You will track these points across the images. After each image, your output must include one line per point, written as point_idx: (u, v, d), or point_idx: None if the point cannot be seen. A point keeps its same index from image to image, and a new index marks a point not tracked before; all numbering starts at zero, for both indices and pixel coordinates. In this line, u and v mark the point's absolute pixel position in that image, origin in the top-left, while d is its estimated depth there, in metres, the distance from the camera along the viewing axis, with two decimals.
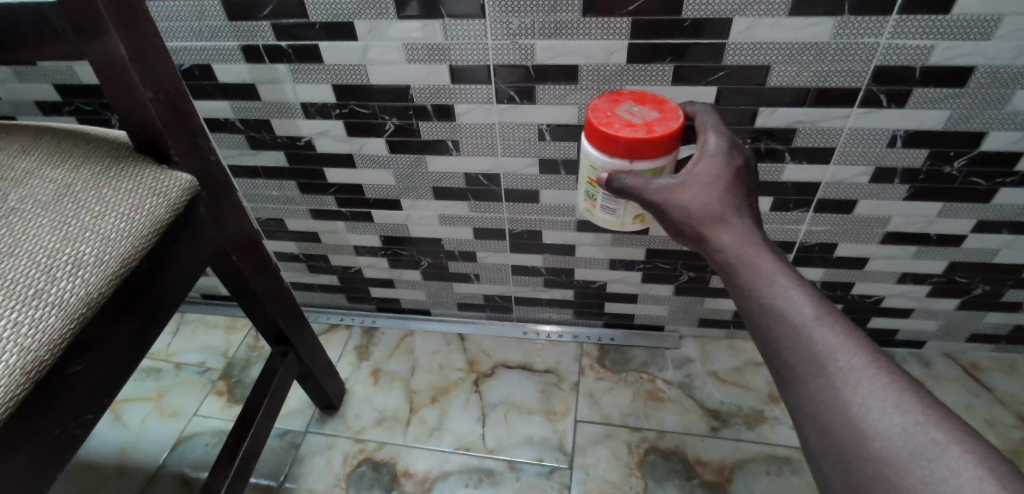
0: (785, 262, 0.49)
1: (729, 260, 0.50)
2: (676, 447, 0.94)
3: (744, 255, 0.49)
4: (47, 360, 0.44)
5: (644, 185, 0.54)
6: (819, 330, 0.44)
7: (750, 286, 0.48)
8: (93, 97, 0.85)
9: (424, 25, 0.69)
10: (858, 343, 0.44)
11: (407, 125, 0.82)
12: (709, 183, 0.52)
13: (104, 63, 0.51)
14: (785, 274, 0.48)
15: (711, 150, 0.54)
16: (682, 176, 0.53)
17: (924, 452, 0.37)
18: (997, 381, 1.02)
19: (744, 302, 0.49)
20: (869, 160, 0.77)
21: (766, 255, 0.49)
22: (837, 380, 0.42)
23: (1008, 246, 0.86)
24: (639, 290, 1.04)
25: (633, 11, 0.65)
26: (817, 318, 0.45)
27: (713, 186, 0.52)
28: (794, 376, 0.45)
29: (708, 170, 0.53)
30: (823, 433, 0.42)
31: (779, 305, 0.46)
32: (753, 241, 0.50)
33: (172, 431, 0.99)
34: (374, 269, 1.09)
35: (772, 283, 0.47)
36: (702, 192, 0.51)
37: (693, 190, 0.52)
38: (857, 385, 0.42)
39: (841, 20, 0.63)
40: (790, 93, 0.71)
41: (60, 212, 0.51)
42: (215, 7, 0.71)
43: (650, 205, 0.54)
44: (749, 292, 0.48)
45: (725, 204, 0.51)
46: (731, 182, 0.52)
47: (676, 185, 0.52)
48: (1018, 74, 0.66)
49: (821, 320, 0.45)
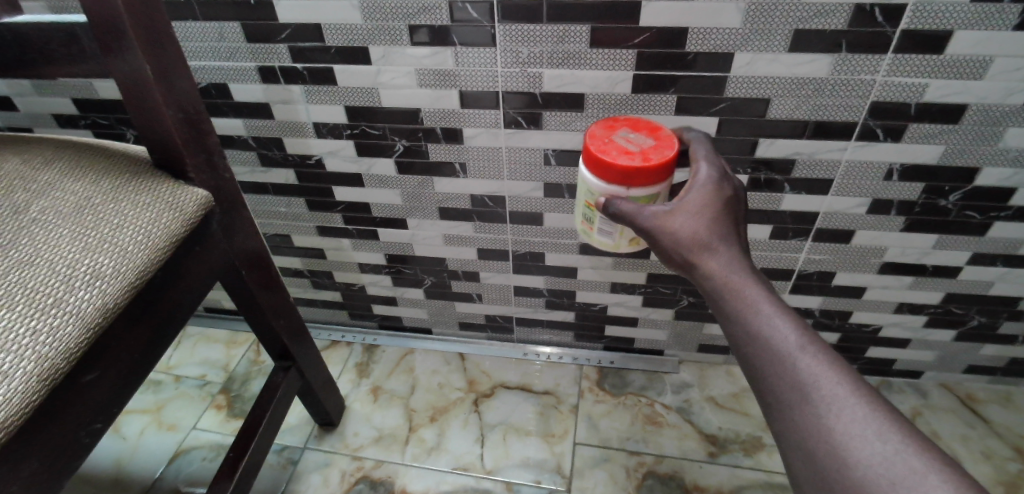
0: (770, 290, 0.49)
1: (717, 288, 0.50)
2: (674, 472, 0.94)
3: (730, 282, 0.50)
4: (62, 368, 0.46)
5: (635, 211, 0.54)
6: (802, 358, 0.45)
7: (735, 313, 0.49)
8: (110, 112, 0.87)
9: (435, 52, 0.72)
10: (840, 370, 0.44)
11: (415, 146, 0.84)
12: (699, 212, 0.52)
13: (128, 81, 0.53)
14: (770, 302, 0.48)
15: (700, 180, 0.54)
16: (672, 204, 0.53)
17: (903, 480, 0.38)
18: (993, 412, 1.02)
19: (729, 329, 0.49)
20: (866, 192, 0.79)
21: (751, 283, 0.49)
22: (821, 408, 0.43)
23: (1002, 279, 0.88)
24: (639, 314, 1.05)
25: (639, 44, 0.68)
26: (800, 347, 0.45)
27: (703, 215, 0.52)
28: (779, 403, 0.45)
29: (699, 199, 0.53)
30: (807, 459, 0.43)
31: (763, 331, 0.47)
32: (740, 270, 0.50)
33: (170, 445, 0.99)
34: (377, 286, 1.10)
35: (757, 311, 0.48)
36: (691, 220, 0.52)
37: (682, 218, 0.52)
38: (839, 412, 0.42)
39: (838, 57, 0.66)
40: (789, 125, 0.73)
41: (79, 223, 0.52)
42: (235, 29, 0.73)
43: (641, 230, 0.54)
44: (737, 320, 0.48)
45: (714, 232, 0.51)
46: (721, 212, 0.52)
47: (668, 212, 0.53)
48: (1009, 113, 0.68)
49: (804, 350, 0.45)
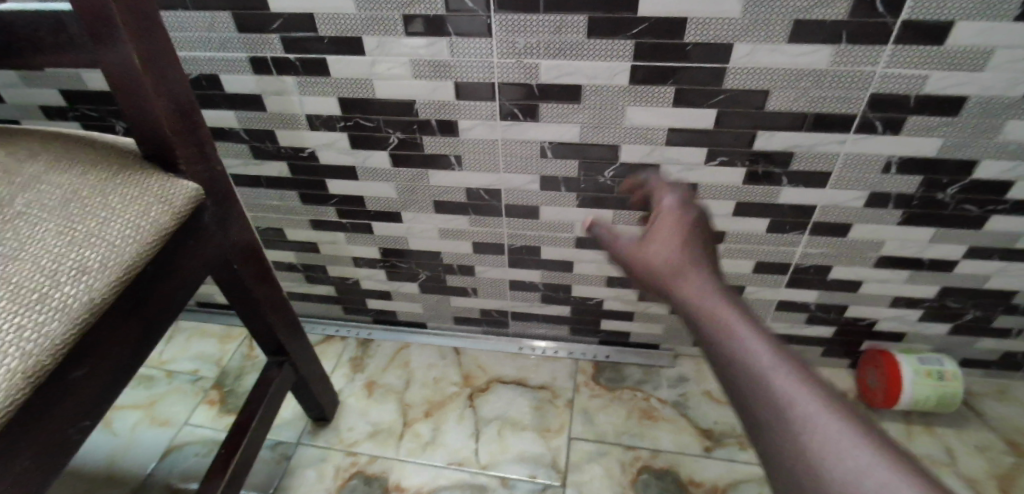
0: (753, 318, 0.40)
1: (695, 318, 0.41)
2: (671, 467, 0.94)
3: (704, 303, 0.41)
4: (48, 365, 0.45)
5: (608, 239, 0.49)
6: (792, 392, 0.36)
7: (716, 344, 0.39)
8: (98, 104, 0.86)
9: (430, 42, 0.71)
10: (834, 405, 0.35)
11: (410, 138, 0.82)
12: (671, 236, 0.46)
13: (117, 71, 0.51)
14: (745, 320, 0.40)
15: (665, 205, 0.49)
16: (644, 232, 0.47)
17: None
18: (988, 405, 1.02)
19: (713, 367, 0.40)
20: (865, 185, 0.78)
21: (733, 310, 0.41)
22: (816, 451, 0.33)
23: (999, 272, 0.88)
24: (636, 308, 1.04)
25: (637, 35, 0.67)
26: (770, 356, 0.37)
27: (676, 239, 0.45)
28: (754, 424, 0.37)
29: (668, 225, 0.47)
30: None
31: (736, 349, 0.38)
32: (720, 295, 0.42)
33: (162, 441, 0.98)
34: (372, 280, 1.09)
35: (727, 329, 0.39)
36: (663, 244, 0.45)
37: (654, 244, 0.46)
38: (836, 453, 0.33)
39: (838, 48, 0.65)
40: (787, 118, 0.72)
41: (66, 216, 0.50)
42: (226, 18, 0.72)
43: (617, 261, 0.48)
44: (717, 352, 0.39)
45: (685, 252, 0.44)
46: (695, 237, 0.45)
47: (638, 240, 0.47)
48: (1009, 105, 0.68)
49: (773, 361, 0.37)
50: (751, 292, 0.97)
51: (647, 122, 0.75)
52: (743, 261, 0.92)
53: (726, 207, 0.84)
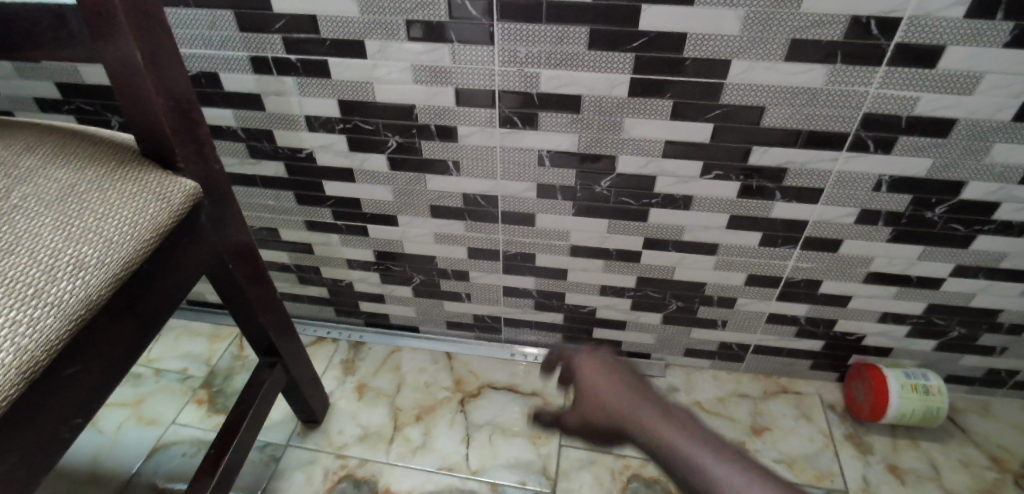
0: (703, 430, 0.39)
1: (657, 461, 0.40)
2: (659, 476, 0.94)
3: (653, 441, 0.40)
4: (41, 361, 0.44)
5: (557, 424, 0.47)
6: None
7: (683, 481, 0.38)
8: (95, 98, 0.85)
9: (432, 48, 0.71)
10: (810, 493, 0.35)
11: (409, 143, 0.83)
12: (599, 392, 0.45)
13: (118, 67, 0.51)
14: (694, 440, 0.39)
15: (574, 362, 0.48)
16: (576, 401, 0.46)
17: None
18: (971, 421, 1.04)
19: None
20: (856, 202, 0.80)
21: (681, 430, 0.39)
22: None
23: (984, 291, 0.89)
24: (628, 317, 1.05)
25: (637, 48, 0.68)
26: (747, 484, 0.36)
27: (606, 393, 0.44)
28: None
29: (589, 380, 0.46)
30: None
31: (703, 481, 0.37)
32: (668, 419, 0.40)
33: (149, 440, 0.97)
34: (366, 283, 1.09)
35: (704, 473, 0.37)
36: (600, 405, 0.44)
37: (590, 407, 0.44)
38: None
39: (833, 68, 0.66)
40: (782, 134, 0.73)
41: (63, 211, 0.50)
42: (228, 18, 0.72)
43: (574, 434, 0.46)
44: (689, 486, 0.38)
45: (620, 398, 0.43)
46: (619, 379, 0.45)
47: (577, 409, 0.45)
48: (997, 128, 0.69)
49: (751, 488, 0.36)
50: (742, 304, 0.98)
51: (644, 133, 0.76)
52: (735, 273, 0.93)
53: (720, 220, 0.85)
